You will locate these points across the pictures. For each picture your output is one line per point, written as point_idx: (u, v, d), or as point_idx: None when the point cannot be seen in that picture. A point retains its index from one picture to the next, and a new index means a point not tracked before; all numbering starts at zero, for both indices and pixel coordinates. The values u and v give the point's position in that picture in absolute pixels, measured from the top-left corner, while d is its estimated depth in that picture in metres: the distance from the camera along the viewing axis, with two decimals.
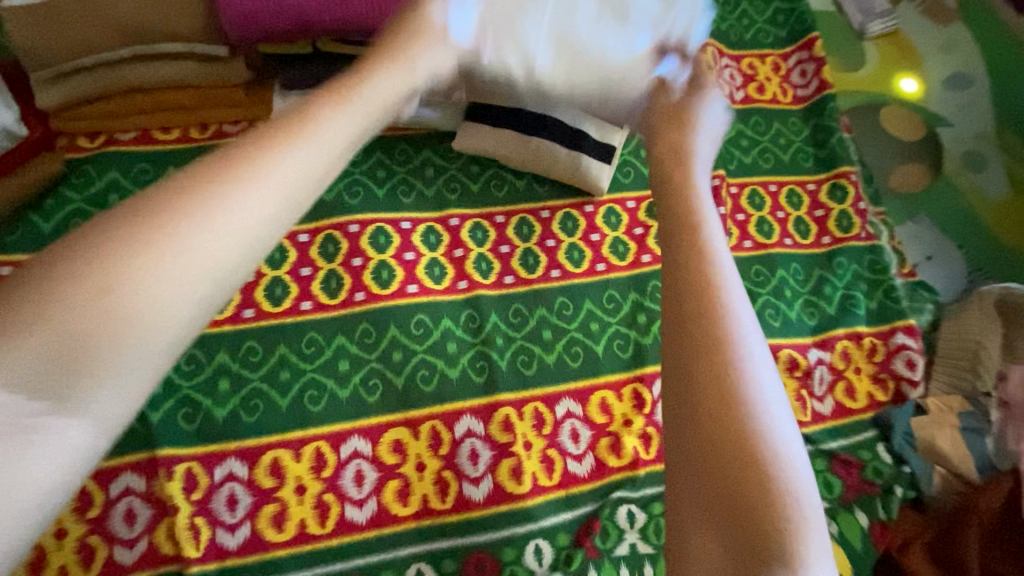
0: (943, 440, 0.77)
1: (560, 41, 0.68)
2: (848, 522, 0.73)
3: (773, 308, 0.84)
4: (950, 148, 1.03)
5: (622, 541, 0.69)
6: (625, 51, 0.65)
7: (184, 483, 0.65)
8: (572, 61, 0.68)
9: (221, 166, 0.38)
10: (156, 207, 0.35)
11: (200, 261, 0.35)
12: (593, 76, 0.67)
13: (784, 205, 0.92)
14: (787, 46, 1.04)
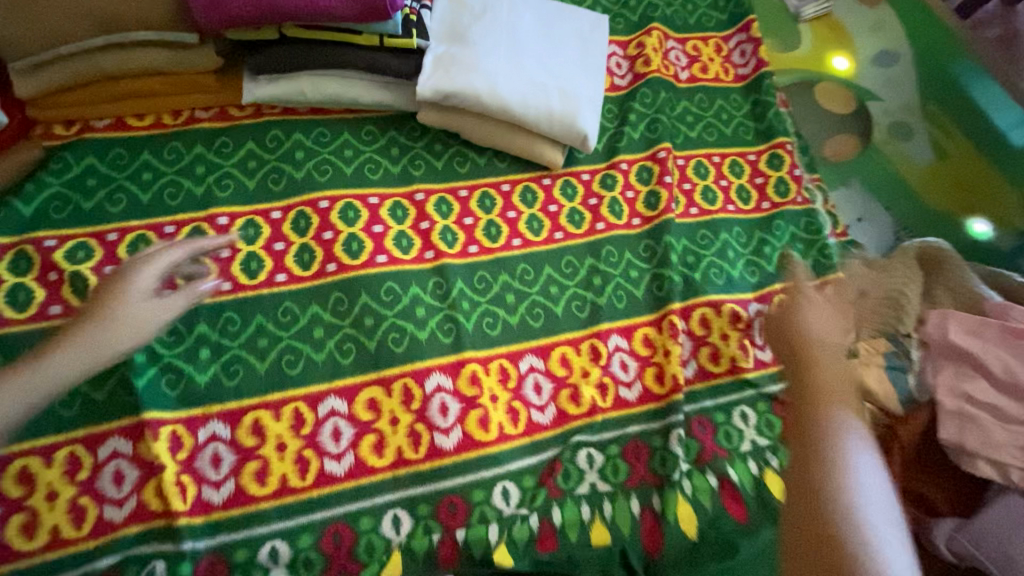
0: (870, 378, 0.84)
1: (497, 71, 0.85)
2: (787, 456, 0.81)
3: (717, 268, 0.91)
4: (879, 119, 1.12)
5: (583, 481, 0.75)
6: (544, 96, 0.87)
7: (169, 445, 0.69)
8: (505, 88, 0.85)
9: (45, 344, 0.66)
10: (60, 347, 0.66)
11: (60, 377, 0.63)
12: (517, 103, 0.85)
13: (727, 174, 0.99)
14: (728, 29, 1.11)
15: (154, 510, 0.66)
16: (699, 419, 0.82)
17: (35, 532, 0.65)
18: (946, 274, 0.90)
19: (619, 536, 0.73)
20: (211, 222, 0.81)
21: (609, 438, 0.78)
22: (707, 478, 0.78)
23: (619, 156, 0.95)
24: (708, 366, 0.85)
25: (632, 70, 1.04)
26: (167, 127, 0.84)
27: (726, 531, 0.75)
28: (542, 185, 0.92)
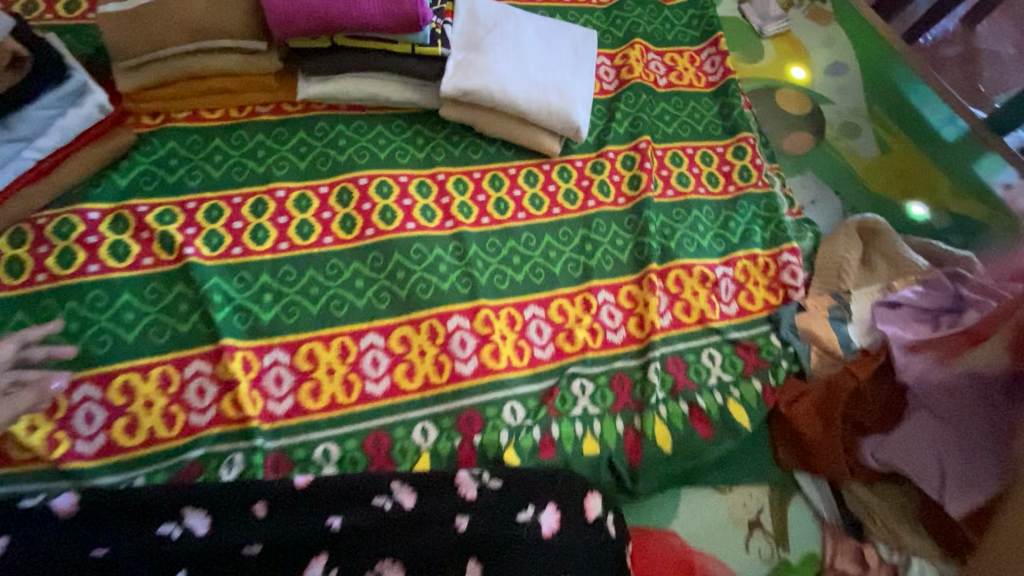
0: (817, 327, 1.01)
1: (509, 75, 1.03)
2: (748, 389, 0.97)
3: (689, 239, 1.08)
4: (830, 119, 1.30)
5: (577, 404, 0.92)
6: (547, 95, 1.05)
7: (242, 366, 0.84)
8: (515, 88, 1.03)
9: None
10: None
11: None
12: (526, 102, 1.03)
13: (698, 163, 1.17)
14: (700, 43, 1.31)
15: (231, 417, 0.81)
16: (673, 359, 0.98)
17: (135, 432, 0.79)
18: (880, 243, 1.08)
19: (607, 448, 0.89)
20: (271, 194, 0.98)
21: (598, 371, 0.95)
22: (679, 405, 0.94)
23: (606, 147, 1.14)
24: (682, 318, 1.02)
25: (618, 78, 1.23)
26: (234, 119, 1.02)
27: (696, 446, 0.91)
28: (542, 170, 1.10)
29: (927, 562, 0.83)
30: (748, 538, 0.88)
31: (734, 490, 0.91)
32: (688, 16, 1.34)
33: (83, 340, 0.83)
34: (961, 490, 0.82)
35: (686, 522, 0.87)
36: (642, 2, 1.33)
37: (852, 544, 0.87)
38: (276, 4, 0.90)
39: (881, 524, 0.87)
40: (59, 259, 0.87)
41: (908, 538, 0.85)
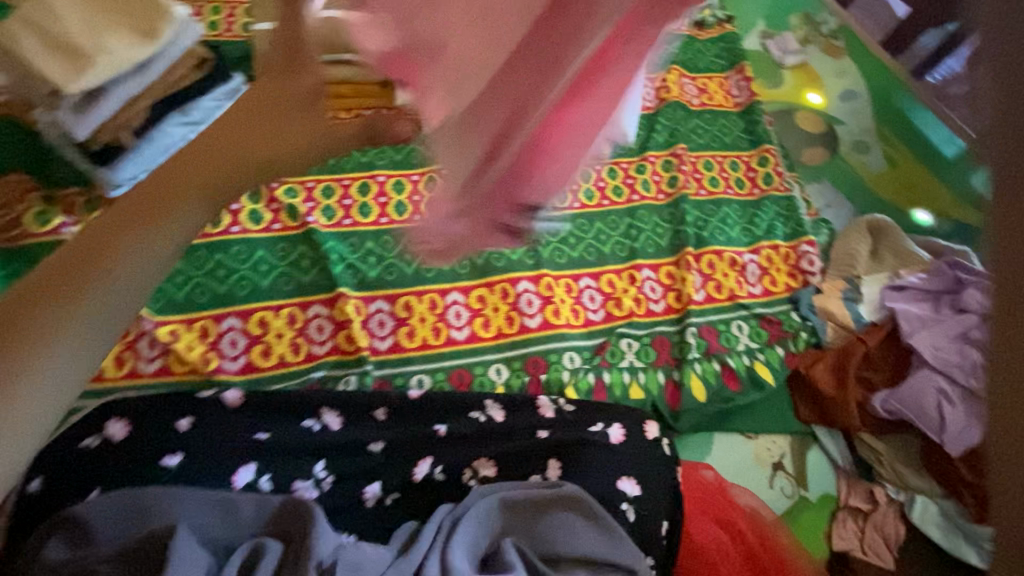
0: (832, 306, 1.15)
1: None
2: (772, 355, 1.11)
3: (720, 230, 1.25)
4: (844, 138, 1.49)
5: (624, 358, 1.08)
6: None
7: (353, 310, 1.03)
8: None
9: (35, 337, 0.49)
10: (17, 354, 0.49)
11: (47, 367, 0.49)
12: None
13: (727, 169, 1.35)
14: (728, 70, 1.51)
15: (346, 349, 1.01)
16: (706, 327, 1.13)
17: (269, 356, 0.99)
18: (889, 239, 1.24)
19: (651, 394, 1.05)
20: (372, 179, 1.17)
21: (643, 333, 1.11)
22: (713, 364, 1.09)
23: (648, 152, 1.33)
24: (714, 295, 1.17)
25: (658, 96, 1.42)
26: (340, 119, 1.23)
27: (726, 397, 1.07)
28: (594, 169, 1.29)
29: (928, 499, 1.00)
30: (772, 476, 1.03)
31: (759, 437, 1.06)
32: (719, 47, 1.54)
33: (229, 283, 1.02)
34: (957, 434, 0.97)
35: (719, 459, 1.04)
36: (677, 34, 1.53)
37: (864, 486, 1.03)
38: None
39: (889, 466, 1.03)
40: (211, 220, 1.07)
41: (911, 478, 1.02)
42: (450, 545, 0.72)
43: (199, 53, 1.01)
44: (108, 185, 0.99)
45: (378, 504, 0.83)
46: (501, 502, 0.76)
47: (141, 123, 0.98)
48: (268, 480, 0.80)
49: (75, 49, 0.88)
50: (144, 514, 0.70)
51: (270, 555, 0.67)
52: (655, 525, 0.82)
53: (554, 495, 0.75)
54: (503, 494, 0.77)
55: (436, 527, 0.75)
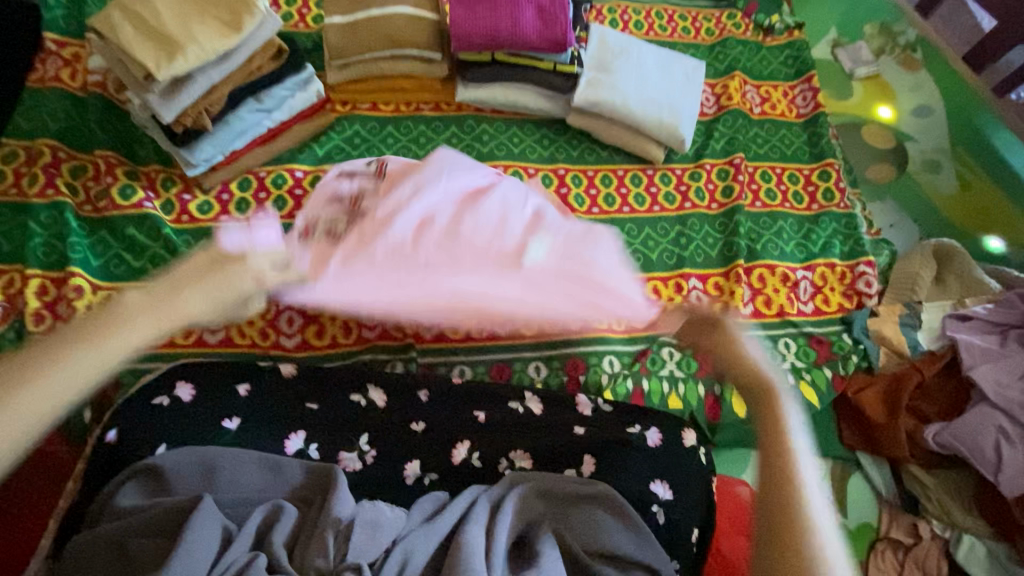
0: (887, 331, 1.12)
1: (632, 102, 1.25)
2: (819, 377, 1.08)
3: (773, 244, 1.22)
4: (913, 155, 1.42)
5: (665, 366, 1.08)
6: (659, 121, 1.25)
7: None
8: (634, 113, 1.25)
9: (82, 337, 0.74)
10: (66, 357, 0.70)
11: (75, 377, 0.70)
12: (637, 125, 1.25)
13: (786, 181, 1.31)
14: (794, 79, 1.46)
15: (393, 335, 1.04)
16: (753, 343, 1.11)
17: (321, 337, 1.03)
18: (954, 264, 1.18)
19: (689, 405, 1.05)
20: None
21: (685, 343, 1.10)
22: None
23: (704, 159, 1.31)
24: (763, 310, 1.15)
25: (718, 103, 1.40)
26: (401, 112, 1.26)
27: None
28: (646, 174, 1.28)
29: (976, 539, 0.94)
30: None
31: None
32: (785, 55, 1.49)
33: None
34: (1015, 476, 0.92)
35: (755, 475, 1.03)
36: (743, 40, 1.49)
37: (907, 519, 0.99)
38: (458, 23, 1.15)
39: (937, 502, 0.98)
40: (274, 204, 1.12)
41: (960, 516, 0.96)
42: (495, 522, 0.73)
43: (276, 43, 1.09)
44: (185, 165, 1.07)
45: (416, 483, 0.85)
46: (536, 487, 0.78)
47: (221, 108, 1.05)
48: (316, 449, 0.84)
49: (166, 36, 0.95)
50: (211, 472, 0.76)
51: (288, 516, 0.72)
52: (687, 529, 0.82)
53: (594, 490, 0.78)
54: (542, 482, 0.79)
55: (465, 505, 0.77)
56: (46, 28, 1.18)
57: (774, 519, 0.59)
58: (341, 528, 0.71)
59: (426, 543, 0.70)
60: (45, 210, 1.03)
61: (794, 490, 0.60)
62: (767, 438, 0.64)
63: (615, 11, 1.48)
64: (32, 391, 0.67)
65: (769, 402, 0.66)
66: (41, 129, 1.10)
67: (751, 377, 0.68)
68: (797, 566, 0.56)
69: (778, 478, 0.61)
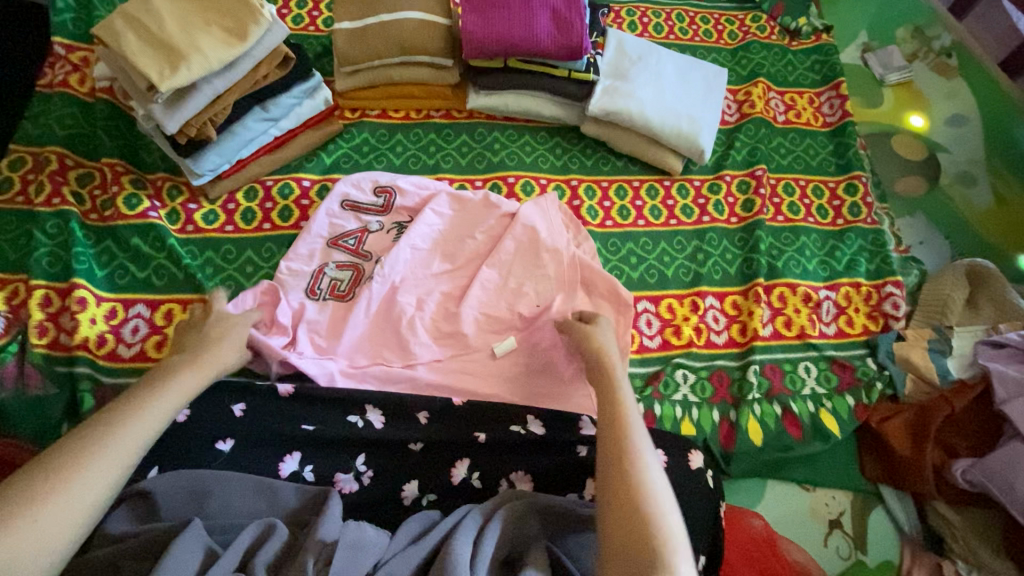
0: (916, 357, 1.06)
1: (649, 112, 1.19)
2: (841, 404, 1.04)
3: (795, 261, 1.17)
4: (947, 167, 1.35)
5: (678, 390, 1.03)
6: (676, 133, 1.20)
7: None
8: (649, 123, 1.19)
9: (119, 415, 0.67)
10: (99, 431, 0.65)
11: (116, 459, 0.63)
12: (652, 136, 1.20)
13: (810, 195, 1.26)
14: (821, 86, 1.39)
15: None
16: (771, 366, 1.06)
17: None
18: (989, 287, 1.12)
19: (702, 432, 1.00)
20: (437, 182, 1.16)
21: (699, 365, 1.06)
22: (774, 407, 1.03)
23: (723, 170, 1.25)
24: (783, 331, 1.10)
25: (740, 111, 1.34)
26: (411, 119, 1.22)
27: (785, 444, 1.00)
28: (663, 186, 1.23)
29: None
30: (828, 534, 0.97)
31: (817, 489, 1.00)
32: (812, 60, 1.42)
33: None
34: None
35: (771, 506, 0.98)
36: (768, 45, 1.43)
37: (931, 558, 0.94)
38: (470, 30, 1.11)
39: (963, 542, 0.93)
40: (280, 214, 1.10)
41: (988, 558, 0.91)
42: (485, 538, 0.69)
43: (282, 50, 1.05)
44: (190, 175, 1.05)
45: (413, 504, 0.83)
46: (532, 507, 0.74)
47: (226, 117, 1.03)
48: (311, 471, 0.82)
49: (170, 45, 0.93)
50: (202, 496, 0.74)
51: (277, 537, 0.68)
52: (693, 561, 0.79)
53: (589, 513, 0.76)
54: (537, 501, 0.75)
55: (452, 524, 0.73)
56: (55, 32, 1.17)
57: (610, 470, 0.65)
58: (322, 550, 0.66)
59: (408, 563, 0.67)
60: (51, 219, 1.02)
61: (623, 442, 0.67)
62: (604, 410, 0.73)
63: (633, 14, 1.43)
64: (114, 443, 0.64)
65: (609, 382, 0.78)
66: (49, 136, 1.09)
67: (605, 364, 0.81)
68: (621, 500, 0.61)
69: (610, 440, 0.68)
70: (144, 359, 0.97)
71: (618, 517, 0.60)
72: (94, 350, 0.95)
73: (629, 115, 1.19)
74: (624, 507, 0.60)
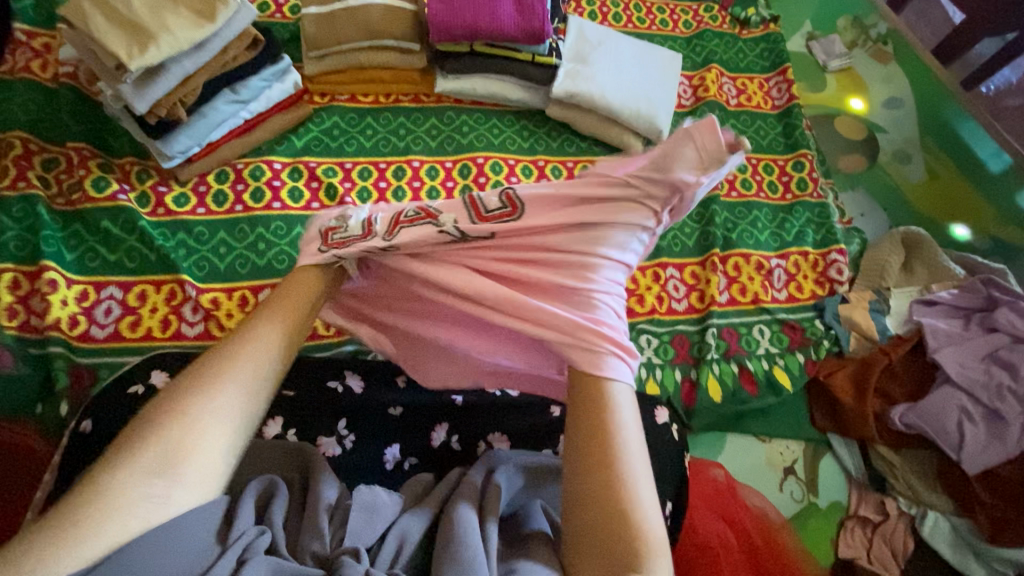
0: (858, 317, 1.15)
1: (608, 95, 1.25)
2: (792, 362, 1.11)
3: (749, 233, 1.24)
4: (884, 146, 1.45)
5: (643, 353, 1.09)
6: (635, 115, 1.26)
7: None
8: (610, 105, 1.25)
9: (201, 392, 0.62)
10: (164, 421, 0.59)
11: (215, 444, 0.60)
12: (612, 117, 1.26)
13: (761, 172, 1.34)
14: (770, 72, 1.48)
15: None
16: (728, 329, 1.13)
17: None
18: (922, 253, 1.22)
19: (666, 391, 1.07)
20: (408, 164, 1.19)
21: (662, 330, 1.12)
22: (731, 366, 1.10)
23: None
24: (738, 297, 1.17)
25: (695, 95, 1.41)
26: (381, 104, 1.25)
27: (742, 399, 1.08)
28: None
29: (940, 515, 0.99)
30: (783, 480, 1.04)
31: (772, 440, 1.08)
32: (760, 47, 1.51)
33: (269, 256, 1.07)
34: (976, 453, 0.97)
35: (731, 458, 1.05)
36: (720, 33, 1.51)
37: (875, 497, 1.03)
38: (436, 14, 1.15)
39: (903, 480, 1.02)
40: (253, 195, 1.11)
41: (926, 494, 1.00)
42: (490, 494, 0.72)
43: (252, 33, 1.08)
44: (161, 157, 1.05)
45: (396, 467, 0.86)
46: (520, 463, 0.78)
47: (196, 99, 1.05)
48: (294, 434, 0.85)
49: (139, 26, 0.95)
50: None
51: (282, 497, 0.67)
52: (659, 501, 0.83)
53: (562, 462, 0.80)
54: (521, 456, 0.79)
55: (450, 485, 0.76)
56: (14, 18, 1.16)
57: (607, 527, 0.57)
58: (334, 513, 0.69)
59: (421, 521, 0.70)
60: (17, 202, 1.02)
61: (610, 479, 0.60)
62: (590, 445, 0.63)
63: (593, 3, 1.49)
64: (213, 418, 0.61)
65: (597, 389, 0.68)
66: (10, 120, 1.08)
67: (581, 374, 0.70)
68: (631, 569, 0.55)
69: (596, 482, 0.60)
70: (119, 339, 0.98)
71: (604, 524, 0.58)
72: (67, 331, 0.95)
73: (590, 99, 1.24)
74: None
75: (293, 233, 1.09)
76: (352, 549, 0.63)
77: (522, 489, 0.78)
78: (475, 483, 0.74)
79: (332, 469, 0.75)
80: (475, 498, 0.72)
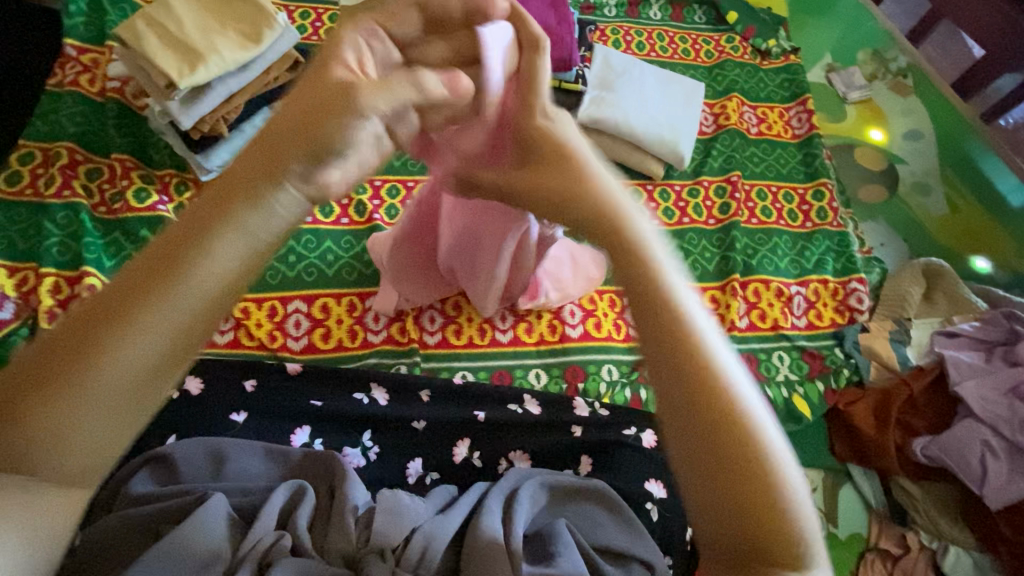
0: (877, 346, 1.15)
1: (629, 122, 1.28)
2: (812, 390, 1.12)
3: (768, 259, 1.25)
4: (904, 177, 1.46)
5: None
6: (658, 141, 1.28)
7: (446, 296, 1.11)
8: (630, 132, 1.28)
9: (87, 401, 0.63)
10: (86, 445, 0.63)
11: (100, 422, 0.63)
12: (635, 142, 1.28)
13: (781, 201, 1.35)
14: (790, 101, 1.50)
15: (400, 340, 1.07)
16: (747, 355, 1.14)
17: (329, 340, 1.05)
18: (944, 285, 1.22)
19: None
20: None
21: None
22: None
23: (702, 176, 1.34)
24: (758, 323, 1.17)
25: (716, 123, 1.44)
26: None
27: None
28: (646, 189, 1.31)
29: (962, 550, 0.97)
30: None
31: None
32: (781, 78, 1.54)
33: (299, 269, 1.10)
34: (999, 488, 0.95)
35: None
36: (741, 63, 1.54)
37: (896, 530, 1.01)
38: None
39: (925, 514, 1.01)
40: None
41: (947, 528, 0.99)
42: (512, 513, 0.75)
43: (293, 56, 1.12)
44: (200, 170, 1.10)
45: (418, 481, 0.87)
46: (546, 484, 0.80)
47: (238, 116, 1.09)
48: (321, 443, 0.87)
49: (189, 47, 1.00)
50: (220, 460, 0.78)
51: (309, 499, 0.75)
52: (679, 525, 0.85)
53: (589, 485, 0.81)
54: (546, 476, 0.81)
55: (477, 498, 0.80)
56: (66, 35, 1.22)
57: (708, 457, 0.42)
58: (359, 515, 0.75)
59: (446, 529, 0.73)
60: (61, 210, 1.06)
61: (739, 425, 0.42)
62: (674, 332, 0.45)
63: (617, 32, 1.53)
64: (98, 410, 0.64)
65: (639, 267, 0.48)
66: (59, 132, 1.13)
67: (580, 203, 0.51)
68: (737, 533, 0.41)
69: (727, 429, 0.42)
70: None
71: (748, 494, 0.41)
72: None
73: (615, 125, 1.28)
74: (750, 530, 0.41)
75: (322, 246, 1.12)
76: (377, 547, 0.69)
77: (546, 509, 0.80)
78: (499, 501, 0.77)
79: (356, 475, 0.80)
80: (501, 509, 0.76)
